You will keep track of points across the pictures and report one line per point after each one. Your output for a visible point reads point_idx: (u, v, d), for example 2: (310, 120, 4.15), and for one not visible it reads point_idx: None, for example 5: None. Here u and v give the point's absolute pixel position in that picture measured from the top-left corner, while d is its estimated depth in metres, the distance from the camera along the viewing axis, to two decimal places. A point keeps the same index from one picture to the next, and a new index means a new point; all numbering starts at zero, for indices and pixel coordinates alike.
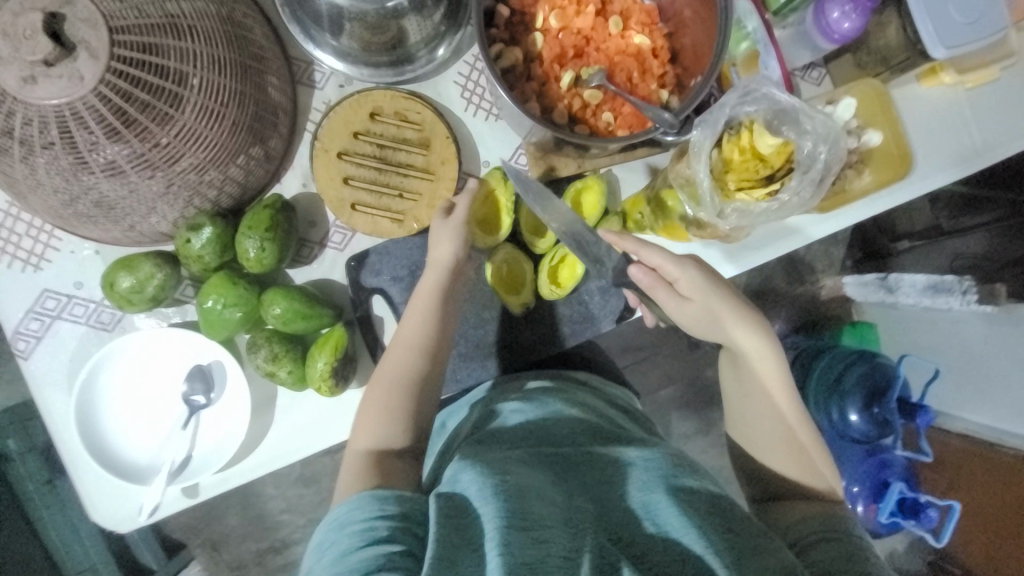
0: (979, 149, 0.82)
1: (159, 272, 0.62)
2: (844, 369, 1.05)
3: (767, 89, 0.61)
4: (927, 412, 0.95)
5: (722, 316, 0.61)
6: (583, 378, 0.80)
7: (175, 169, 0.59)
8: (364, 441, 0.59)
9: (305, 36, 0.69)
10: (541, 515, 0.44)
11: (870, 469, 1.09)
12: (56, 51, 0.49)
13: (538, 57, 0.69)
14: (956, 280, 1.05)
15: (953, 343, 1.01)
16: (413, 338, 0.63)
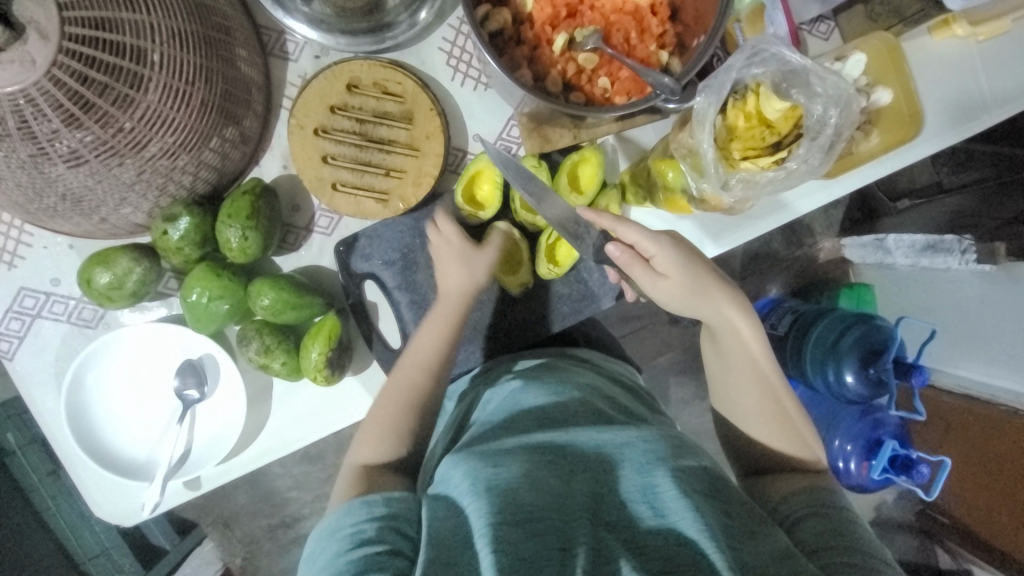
0: (994, 105, 0.79)
1: (138, 267, 0.59)
2: (840, 333, 1.04)
3: (777, 48, 0.57)
4: (921, 370, 0.94)
5: (708, 288, 0.60)
6: (579, 356, 0.78)
7: (143, 156, 0.55)
8: (366, 450, 0.59)
9: (275, 3, 0.63)
10: (533, 510, 0.44)
11: (865, 428, 1.09)
12: (3, 35, 0.44)
13: (529, 19, 0.64)
14: (956, 239, 0.97)
15: (950, 303, 1.00)
16: (422, 356, 0.62)
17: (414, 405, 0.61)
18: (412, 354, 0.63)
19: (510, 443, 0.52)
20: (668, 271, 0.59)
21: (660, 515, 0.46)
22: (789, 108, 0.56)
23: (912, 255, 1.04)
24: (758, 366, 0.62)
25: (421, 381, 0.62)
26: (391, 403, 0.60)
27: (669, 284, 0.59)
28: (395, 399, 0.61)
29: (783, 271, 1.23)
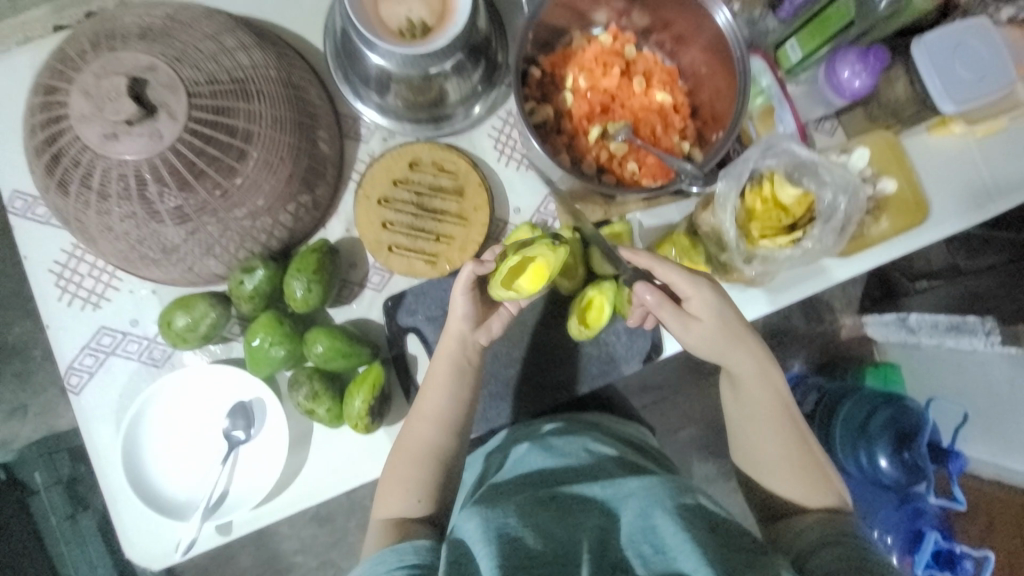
0: (994, 194, 0.85)
1: (212, 312, 0.66)
2: (869, 412, 1.08)
3: (787, 145, 0.64)
4: (960, 458, 0.96)
5: (738, 338, 0.63)
6: (591, 419, 0.79)
7: (233, 214, 0.64)
8: (386, 511, 0.61)
9: (352, 93, 0.74)
10: (541, 555, 0.45)
11: (905, 517, 1.03)
12: (138, 113, 0.55)
13: (568, 113, 0.74)
14: (978, 320, 0.98)
15: (979, 385, 1.00)
16: (437, 414, 0.64)
17: (429, 468, 0.62)
18: (453, 406, 0.64)
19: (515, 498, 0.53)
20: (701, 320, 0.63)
21: (663, 554, 0.46)
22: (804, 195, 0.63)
23: (935, 335, 1.05)
24: (778, 418, 0.64)
25: (436, 445, 0.63)
26: (409, 471, 0.62)
27: (702, 325, 0.63)
28: (409, 467, 0.62)
29: (804, 346, 1.25)
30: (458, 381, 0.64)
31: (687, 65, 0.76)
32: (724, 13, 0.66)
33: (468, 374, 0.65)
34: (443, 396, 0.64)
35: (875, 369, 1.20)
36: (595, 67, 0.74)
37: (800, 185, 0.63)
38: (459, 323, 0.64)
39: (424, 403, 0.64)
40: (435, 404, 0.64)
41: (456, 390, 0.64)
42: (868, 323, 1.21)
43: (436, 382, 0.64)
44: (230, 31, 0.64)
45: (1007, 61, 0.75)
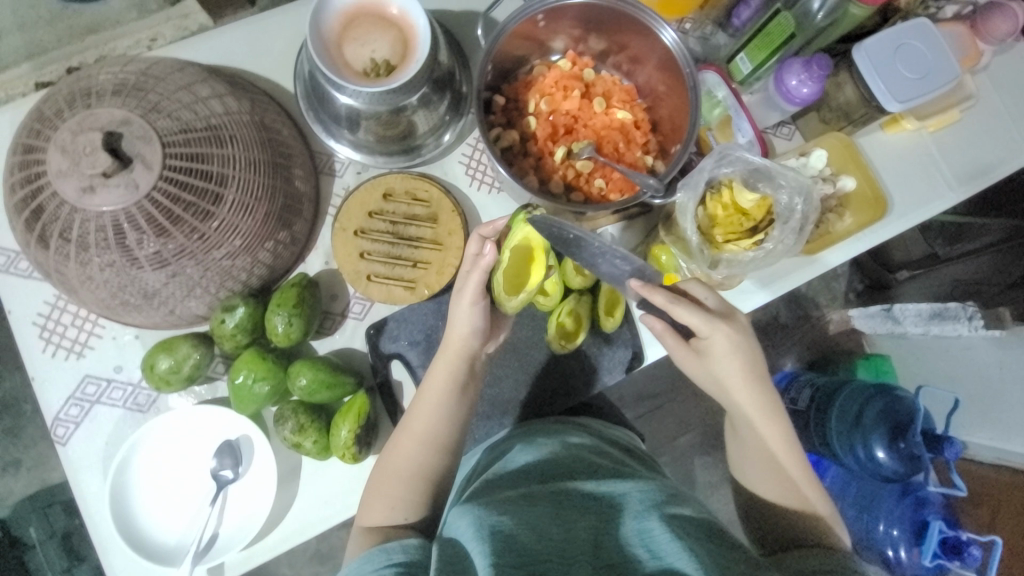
0: (953, 183, 0.89)
1: (196, 352, 0.67)
2: (862, 405, 1.10)
3: (740, 152, 0.66)
4: (954, 444, 0.94)
5: (738, 381, 0.62)
6: (579, 421, 0.80)
7: (212, 256, 0.65)
8: (368, 519, 0.62)
9: (325, 132, 0.76)
10: (535, 552, 0.47)
11: (908, 509, 1.07)
12: (114, 165, 0.58)
13: (533, 136, 0.77)
14: (960, 307, 1.10)
15: (970, 369, 1.05)
16: (422, 432, 0.65)
17: (415, 486, 0.63)
18: (444, 426, 0.65)
19: (506, 496, 0.55)
20: (720, 366, 0.61)
21: (658, 558, 0.47)
22: (761, 199, 0.65)
23: (920, 323, 1.15)
24: (784, 453, 0.63)
25: (425, 464, 0.64)
26: (395, 488, 0.63)
27: (714, 366, 0.61)
28: (394, 485, 0.63)
29: (795, 342, 1.34)
30: (453, 400, 0.65)
31: (644, 84, 0.80)
32: (668, 32, 0.70)
33: (467, 390, 0.67)
34: (434, 416, 0.65)
35: (867, 361, 1.26)
36: (556, 91, 0.78)
37: (759, 189, 0.65)
38: (465, 337, 0.65)
39: (414, 422, 0.65)
40: (428, 424, 0.65)
41: (446, 411, 0.65)
42: (853, 315, 1.30)
43: (429, 403, 0.65)
44: (205, 81, 0.67)
45: (949, 56, 0.79)
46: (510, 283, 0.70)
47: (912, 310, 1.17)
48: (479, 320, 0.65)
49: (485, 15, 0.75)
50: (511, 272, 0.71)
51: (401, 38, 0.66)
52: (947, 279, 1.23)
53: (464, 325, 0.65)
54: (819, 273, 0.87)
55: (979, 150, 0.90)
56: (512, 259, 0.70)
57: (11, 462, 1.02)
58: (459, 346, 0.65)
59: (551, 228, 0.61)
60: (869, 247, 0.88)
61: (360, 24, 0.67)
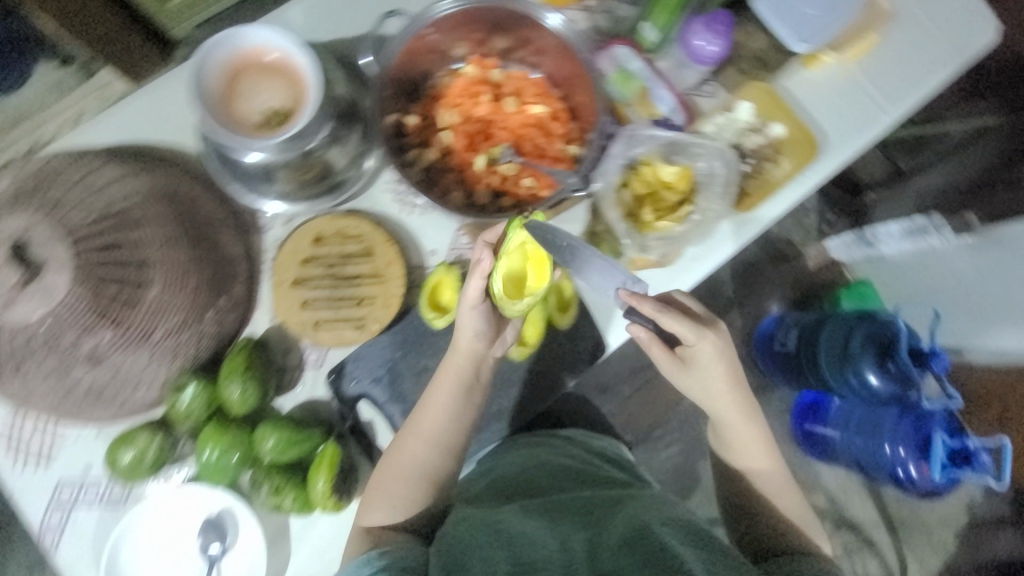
0: (887, 105, 0.88)
1: (153, 441, 0.67)
2: (848, 334, 1.16)
3: (648, 130, 0.66)
4: (936, 357, 1.02)
5: (720, 389, 0.68)
6: (566, 436, 0.87)
7: (152, 337, 0.68)
8: (366, 516, 0.67)
9: (249, 190, 0.74)
10: (534, 558, 0.53)
11: (908, 428, 1.09)
12: (24, 275, 0.63)
13: (451, 150, 0.76)
14: (928, 221, 1.18)
15: (949, 277, 1.11)
16: (431, 432, 0.69)
17: (416, 486, 0.68)
18: (444, 427, 0.69)
19: (509, 520, 0.62)
20: (702, 367, 0.67)
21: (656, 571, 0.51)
22: (682, 170, 0.66)
23: (894, 242, 1.23)
24: (762, 463, 0.71)
25: (428, 462, 0.69)
26: (395, 487, 0.68)
27: (699, 374, 0.67)
28: (399, 485, 0.68)
29: (780, 285, 1.43)
30: (461, 400, 0.69)
31: (553, 72, 0.77)
32: (553, 15, 0.70)
33: (474, 390, 0.70)
34: (441, 414, 0.69)
35: (849, 291, 1.27)
36: (464, 99, 0.77)
37: (679, 160, 0.66)
38: (472, 341, 0.67)
39: (422, 423, 0.69)
40: (434, 423, 0.69)
41: (452, 411, 0.69)
42: (830, 244, 1.38)
43: (437, 401, 0.69)
44: (105, 167, 0.70)
45: None
46: (508, 288, 0.68)
47: (885, 233, 1.25)
48: (483, 324, 0.67)
49: (370, 37, 0.72)
50: (509, 276, 0.68)
51: (292, 81, 0.64)
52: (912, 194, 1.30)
53: (469, 335, 0.67)
54: (758, 232, 0.86)
55: (905, 67, 0.88)
56: (507, 262, 0.67)
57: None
58: (468, 352, 0.68)
59: (549, 234, 0.64)
60: (813, 187, 0.86)
61: (247, 74, 0.64)
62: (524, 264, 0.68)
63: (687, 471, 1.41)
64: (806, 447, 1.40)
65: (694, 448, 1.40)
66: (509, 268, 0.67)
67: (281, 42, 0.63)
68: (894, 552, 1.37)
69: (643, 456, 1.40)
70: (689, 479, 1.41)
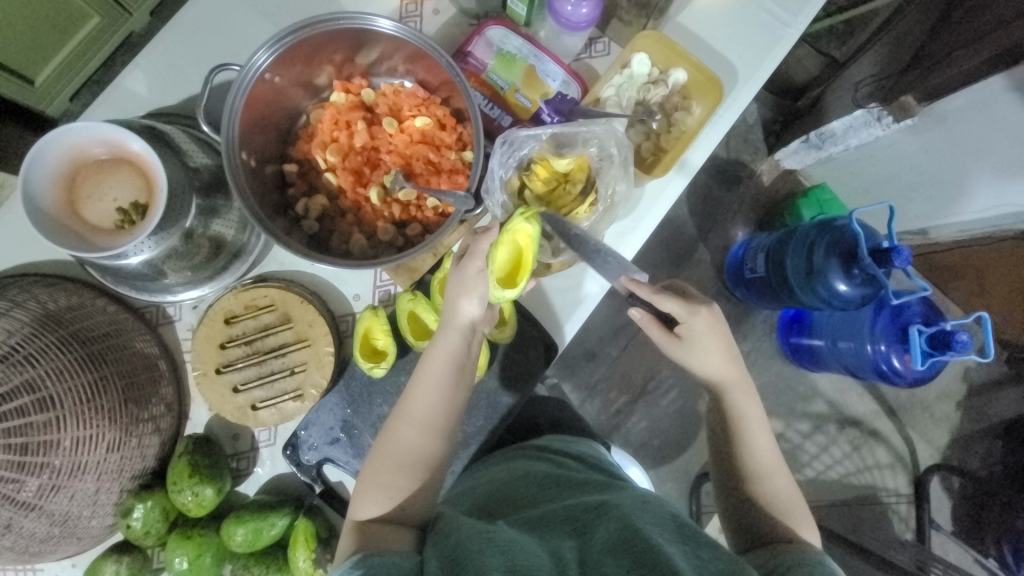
0: (792, 15, 0.81)
1: (122, 566, 0.66)
2: (811, 250, 1.09)
3: (523, 133, 0.66)
4: (899, 250, 0.90)
5: (714, 354, 0.68)
6: (540, 444, 0.80)
7: (86, 475, 0.60)
8: (357, 511, 0.64)
9: (137, 289, 0.70)
10: (526, 565, 0.49)
11: (886, 322, 1.09)
12: None
13: (340, 190, 0.71)
14: (867, 112, 1.09)
15: (907, 162, 1.09)
16: (426, 416, 0.66)
17: (414, 475, 0.65)
18: (434, 412, 0.66)
19: (503, 528, 0.58)
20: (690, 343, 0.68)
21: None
22: (575, 161, 0.67)
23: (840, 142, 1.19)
24: (757, 441, 0.69)
25: (421, 448, 0.66)
26: (391, 478, 0.64)
27: (696, 350, 0.68)
28: (393, 474, 0.64)
29: (739, 211, 1.43)
30: (452, 382, 0.66)
31: (426, 78, 0.72)
32: (382, 20, 0.63)
33: (466, 372, 0.67)
34: (431, 398, 0.65)
35: (808, 198, 1.30)
36: (338, 133, 0.71)
37: (569, 152, 0.67)
38: (464, 312, 0.64)
39: (412, 408, 0.66)
40: (426, 407, 0.66)
41: (444, 395, 0.66)
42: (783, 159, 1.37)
43: (431, 381, 0.65)
44: None
45: None
46: (502, 275, 0.61)
47: (828, 134, 1.20)
48: (473, 296, 0.64)
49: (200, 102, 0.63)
50: (501, 264, 0.61)
51: (137, 170, 0.59)
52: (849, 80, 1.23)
53: (464, 312, 0.64)
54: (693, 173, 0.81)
55: None
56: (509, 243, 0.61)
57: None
58: (461, 326, 0.65)
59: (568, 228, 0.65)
60: (739, 116, 0.82)
61: (87, 179, 0.59)
62: (518, 258, 0.62)
63: (690, 415, 1.40)
64: (797, 359, 1.38)
65: (691, 392, 1.41)
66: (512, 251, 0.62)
67: (105, 134, 0.58)
68: (902, 439, 1.38)
69: (644, 412, 1.40)
70: (693, 423, 1.41)
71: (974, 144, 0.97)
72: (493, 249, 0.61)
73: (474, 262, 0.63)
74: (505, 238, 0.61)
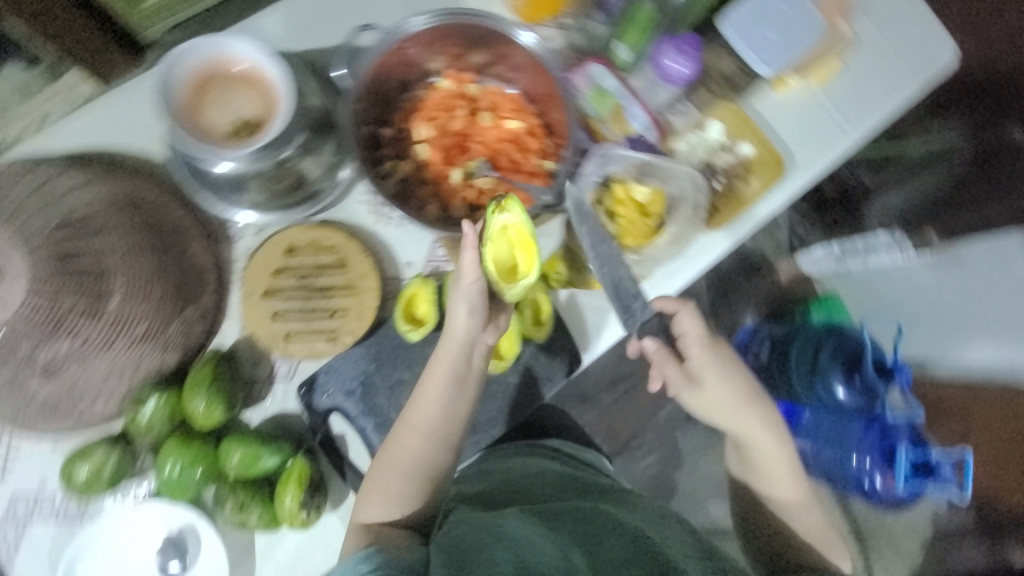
0: (851, 126, 0.91)
1: (112, 454, 0.64)
2: (816, 352, 1.17)
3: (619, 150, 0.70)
4: (902, 370, 1.05)
5: (741, 406, 0.76)
6: (551, 448, 0.89)
7: (111, 351, 0.64)
8: (363, 515, 0.68)
9: (213, 196, 0.72)
10: (530, 560, 0.53)
11: (875, 439, 1.09)
12: None
13: (427, 162, 0.76)
14: (884, 239, 1.22)
15: (910, 295, 1.16)
16: (425, 426, 0.68)
17: (412, 481, 0.68)
18: (436, 422, 0.69)
19: (512, 521, 0.61)
20: (706, 385, 0.73)
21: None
22: (652, 194, 0.69)
23: (859, 256, 1.24)
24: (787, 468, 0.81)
25: (422, 458, 0.69)
26: (392, 481, 0.68)
27: (704, 393, 0.74)
28: (393, 479, 0.68)
29: (752, 298, 1.37)
30: (452, 393, 0.68)
31: (528, 89, 0.79)
32: (524, 33, 0.71)
33: (467, 381, 0.69)
34: (431, 409, 0.68)
35: (819, 303, 1.23)
36: (440, 114, 0.78)
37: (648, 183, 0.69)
38: (460, 326, 0.66)
39: (413, 417, 0.69)
40: (426, 419, 0.68)
41: (446, 403, 0.68)
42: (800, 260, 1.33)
43: (432, 395, 0.68)
44: (72, 175, 0.65)
45: (808, 11, 0.84)
46: (500, 269, 0.66)
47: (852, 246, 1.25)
48: (477, 302, 0.65)
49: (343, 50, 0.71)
50: (499, 255, 0.66)
51: (264, 93, 0.64)
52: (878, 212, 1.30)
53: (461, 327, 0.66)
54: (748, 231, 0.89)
55: (871, 87, 0.92)
56: (496, 241, 0.66)
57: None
58: (459, 341, 0.67)
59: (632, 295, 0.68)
60: (791, 198, 0.89)
61: (216, 85, 0.63)
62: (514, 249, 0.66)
63: (665, 481, 1.40)
64: None
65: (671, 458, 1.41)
66: (502, 248, 0.66)
67: (251, 53, 0.62)
68: None
69: (622, 465, 1.40)
70: (666, 489, 1.41)
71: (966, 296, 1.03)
72: (484, 249, 0.65)
73: (483, 275, 0.64)
74: (493, 227, 0.66)
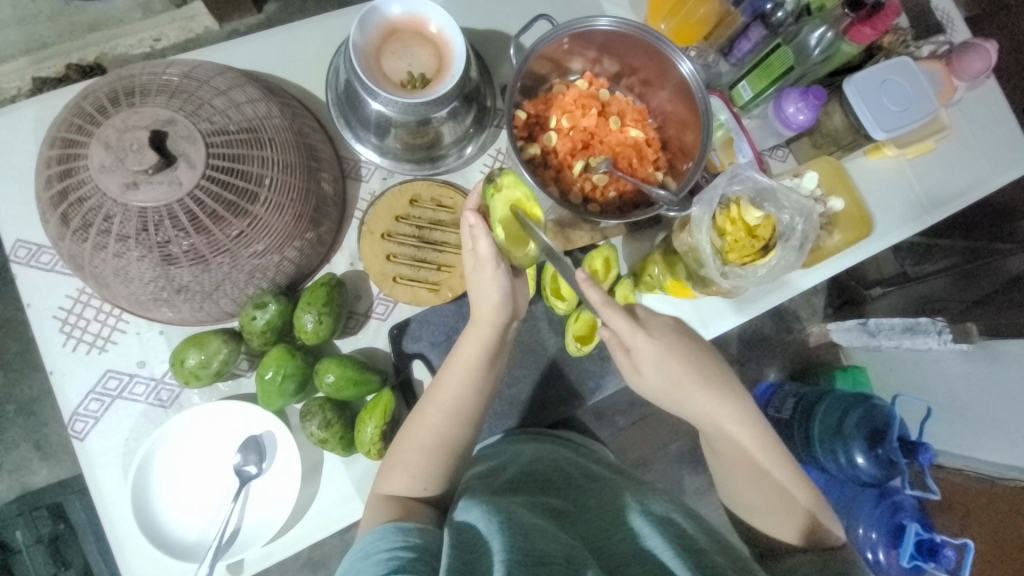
0: (932, 205, 0.96)
1: (226, 347, 0.69)
2: (843, 413, 1.06)
3: (750, 172, 0.73)
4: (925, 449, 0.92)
5: (706, 402, 0.67)
6: (562, 435, 0.83)
7: (244, 255, 0.66)
8: (384, 488, 0.62)
9: (350, 133, 0.79)
10: (544, 552, 0.46)
11: (884, 512, 1.03)
12: (159, 162, 0.59)
13: (553, 150, 0.82)
14: (929, 321, 1.08)
15: (940, 383, 1.04)
16: (453, 402, 0.64)
17: (437, 460, 0.63)
18: (459, 400, 0.64)
19: (523, 507, 0.56)
20: (665, 387, 0.67)
21: None
22: (765, 218, 0.72)
23: (894, 336, 1.14)
24: (780, 477, 0.66)
25: (448, 435, 0.63)
26: (415, 458, 0.62)
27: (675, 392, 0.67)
28: (416, 456, 0.62)
29: (779, 354, 1.32)
30: (480, 369, 0.64)
31: (654, 105, 0.86)
32: (686, 63, 0.75)
33: (493, 359, 0.66)
34: (459, 384, 0.64)
35: (844, 372, 1.21)
36: (576, 109, 0.82)
37: (764, 209, 0.72)
38: (486, 306, 0.64)
39: (440, 390, 0.64)
40: (454, 395, 0.64)
41: (476, 379, 0.65)
42: (831, 330, 1.29)
43: (455, 369, 0.64)
44: (242, 86, 0.68)
45: (927, 93, 0.87)
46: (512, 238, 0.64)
47: (886, 325, 1.16)
48: (501, 286, 0.64)
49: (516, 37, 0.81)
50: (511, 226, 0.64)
51: (438, 54, 0.71)
52: (915, 298, 1.17)
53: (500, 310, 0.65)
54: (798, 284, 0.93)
55: (956, 172, 0.98)
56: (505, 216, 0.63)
57: (32, 447, 1.09)
58: (493, 325, 0.65)
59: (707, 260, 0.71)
60: (861, 259, 0.95)
61: (400, 39, 0.71)
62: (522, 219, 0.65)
63: None
64: None
65: None
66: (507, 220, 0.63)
67: (437, 19, 0.70)
68: None
69: None
70: None
71: (1007, 394, 0.91)
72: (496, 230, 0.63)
73: (500, 260, 0.64)
74: (503, 201, 0.63)
